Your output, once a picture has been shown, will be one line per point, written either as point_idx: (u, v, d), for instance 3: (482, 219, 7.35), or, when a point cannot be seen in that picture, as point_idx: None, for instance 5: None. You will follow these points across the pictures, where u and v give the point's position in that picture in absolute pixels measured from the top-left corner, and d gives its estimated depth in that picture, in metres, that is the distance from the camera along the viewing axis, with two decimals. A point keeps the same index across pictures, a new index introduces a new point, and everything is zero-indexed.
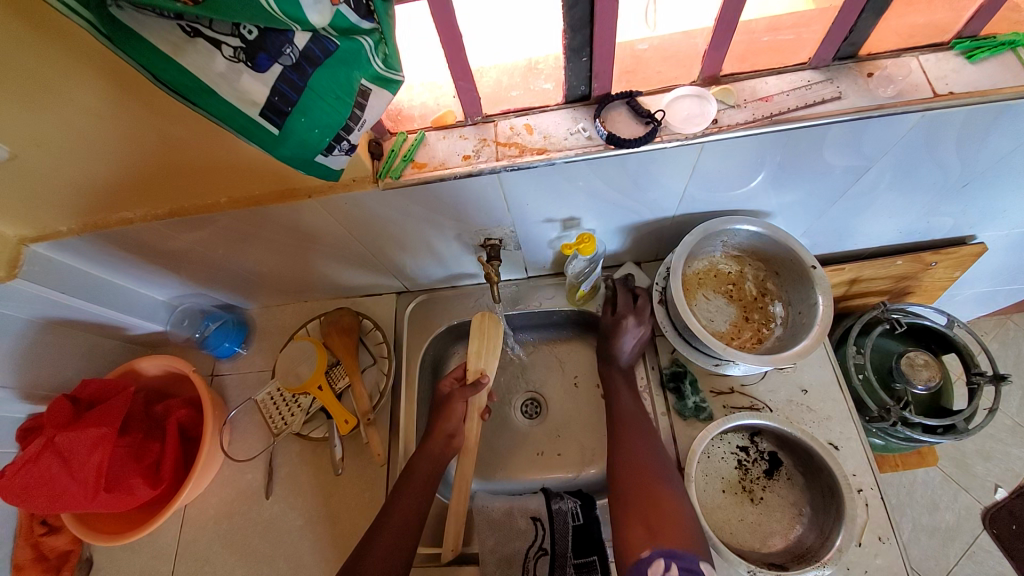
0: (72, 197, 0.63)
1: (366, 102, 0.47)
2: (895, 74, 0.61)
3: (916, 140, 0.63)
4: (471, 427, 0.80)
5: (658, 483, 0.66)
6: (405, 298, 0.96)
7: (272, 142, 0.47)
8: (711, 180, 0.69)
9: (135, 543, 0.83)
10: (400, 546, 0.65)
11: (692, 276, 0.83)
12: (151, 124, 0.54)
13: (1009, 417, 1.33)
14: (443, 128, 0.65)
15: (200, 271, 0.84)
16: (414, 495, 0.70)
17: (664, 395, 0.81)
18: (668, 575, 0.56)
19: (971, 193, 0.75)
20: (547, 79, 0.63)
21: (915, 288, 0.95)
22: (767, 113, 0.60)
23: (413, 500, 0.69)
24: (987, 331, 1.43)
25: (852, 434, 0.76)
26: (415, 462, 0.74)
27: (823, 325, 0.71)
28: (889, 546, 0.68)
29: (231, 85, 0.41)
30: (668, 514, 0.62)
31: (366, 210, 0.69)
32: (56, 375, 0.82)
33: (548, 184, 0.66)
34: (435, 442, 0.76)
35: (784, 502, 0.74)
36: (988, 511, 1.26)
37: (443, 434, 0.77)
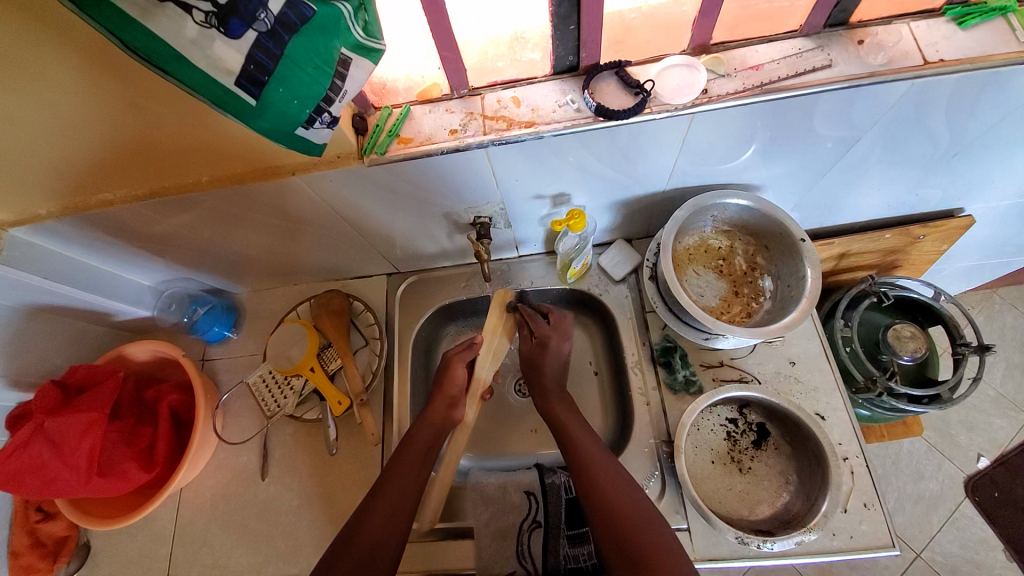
0: (48, 179, 0.61)
1: (347, 72, 0.46)
2: (886, 41, 0.60)
3: (905, 109, 0.63)
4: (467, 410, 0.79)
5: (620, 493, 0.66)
6: (397, 279, 0.95)
7: (250, 114, 0.46)
8: (701, 153, 0.69)
9: (132, 527, 0.83)
10: (395, 518, 0.65)
11: (682, 252, 0.83)
12: (126, 102, 0.52)
13: (992, 388, 1.37)
14: (429, 102, 0.64)
15: (187, 255, 0.83)
16: (410, 468, 0.70)
17: (655, 370, 0.81)
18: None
19: (960, 165, 0.75)
20: (535, 49, 0.61)
21: (902, 262, 0.96)
22: (757, 82, 0.60)
23: (410, 478, 0.69)
24: (974, 305, 1.45)
25: (840, 405, 0.77)
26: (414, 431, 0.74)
27: (810, 298, 0.72)
28: (874, 512, 0.70)
29: (203, 52, 0.40)
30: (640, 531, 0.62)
31: (351, 188, 0.68)
32: (44, 362, 0.81)
33: (535, 159, 0.65)
34: (436, 410, 0.75)
35: (772, 471, 0.76)
36: (971, 479, 1.30)
37: (444, 400, 0.76)
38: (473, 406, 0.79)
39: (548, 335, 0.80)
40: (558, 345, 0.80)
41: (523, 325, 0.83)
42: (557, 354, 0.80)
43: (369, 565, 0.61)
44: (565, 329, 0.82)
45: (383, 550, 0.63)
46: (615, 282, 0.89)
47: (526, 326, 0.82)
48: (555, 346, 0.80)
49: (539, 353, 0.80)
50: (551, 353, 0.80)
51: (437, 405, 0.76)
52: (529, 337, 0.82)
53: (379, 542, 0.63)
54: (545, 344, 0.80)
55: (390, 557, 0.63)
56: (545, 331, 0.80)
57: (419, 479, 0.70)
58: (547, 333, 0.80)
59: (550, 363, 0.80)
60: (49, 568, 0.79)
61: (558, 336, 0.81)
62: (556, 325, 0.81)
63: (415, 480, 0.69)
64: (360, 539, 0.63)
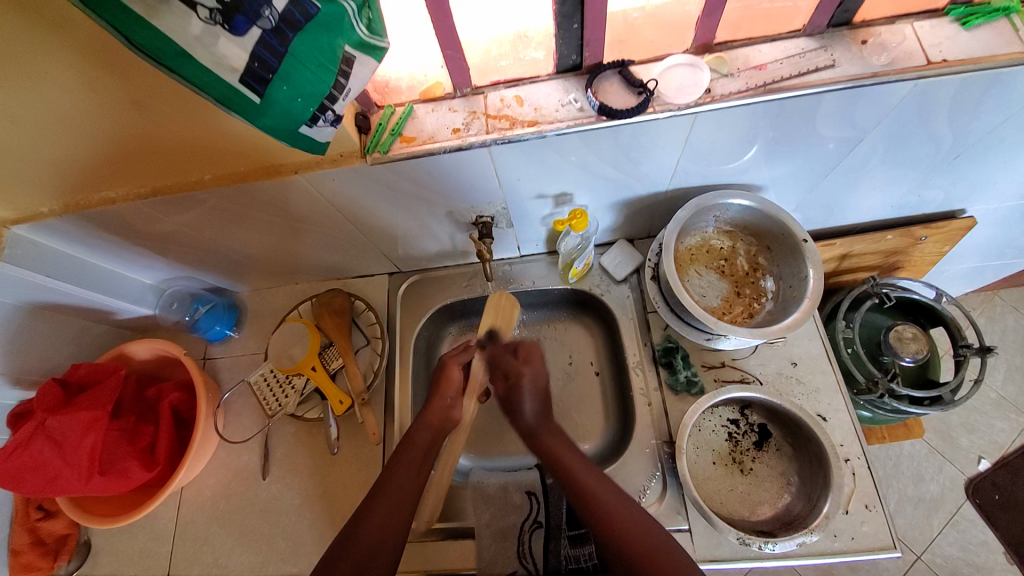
0: (50, 177, 0.61)
1: (350, 70, 0.46)
2: (890, 41, 0.60)
3: (908, 110, 0.62)
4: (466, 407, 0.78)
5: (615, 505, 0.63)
6: (398, 279, 0.95)
7: (255, 112, 0.46)
8: (704, 153, 0.69)
9: (132, 526, 0.83)
10: (394, 518, 0.65)
11: (684, 252, 0.83)
12: (129, 99, 0.52)
13: (994, 390, 1.36)
14: (432, 100, 0.64)
15: (189, 254, 0.83)
16: (410, 467, 0.69)
17: (656, 370, 0.81)
18: None
19: (962, 166, 0.75)
20: (538, 48, 0.61)
21: (904, 263, 0.96)
22: (760, 81, 0.60)
23: (408, 478, 0.68)
24: (975, 307, 1.45)
25: (841, 407, 0.77)
26: (413, 431, 0.73)
27: (812, 299, 0.72)
28: (875, 514, 0.70)
29: (207, 49, 0.40)
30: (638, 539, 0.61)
31: (352, 187, 0.68)
32: (45, 360, 0.81)
33: (538, 158, 0.65)
34: (434, 411, 0.74)
35: (773, 472, 0.76)
36: (972, 481, 1.29)
37: (442, 404, 0.74)
38: (469, 409, 0.79)
39: (521, 371, 0.73)
40: (532, 381, 0.72)
41: (495, 364, 0.76)
42: (534, 391, 0.72)
43: (369, 565, 0.61)
44: (537, 363, 0.74)
45: (382, 552, 0.62)
46: (617, 282, 0.89)
47: (498, 364, 0.75)
48: (530, 382, 0.72)
49: (515, 394, 0.72)
50: (528, 391, 0.71)
51: (436, 405, 0.75)
52: (500, 378, 0.75)
53: (378, 542, 0.62)
54: (519, 383, 0.72)
55: (390, 556, 0.63)
56: (516, 368, 0.73)
57: (419, 478, 0.69)
58: (518, 369, 0.73)
59: (526, 402, 0.71)
60: (49, 567, 0.79)
61: (529, 371, 0.73)
62: (529, 359, 0.74)
63: (414, 480, 0.69)
64: (359, 540, 0.62)
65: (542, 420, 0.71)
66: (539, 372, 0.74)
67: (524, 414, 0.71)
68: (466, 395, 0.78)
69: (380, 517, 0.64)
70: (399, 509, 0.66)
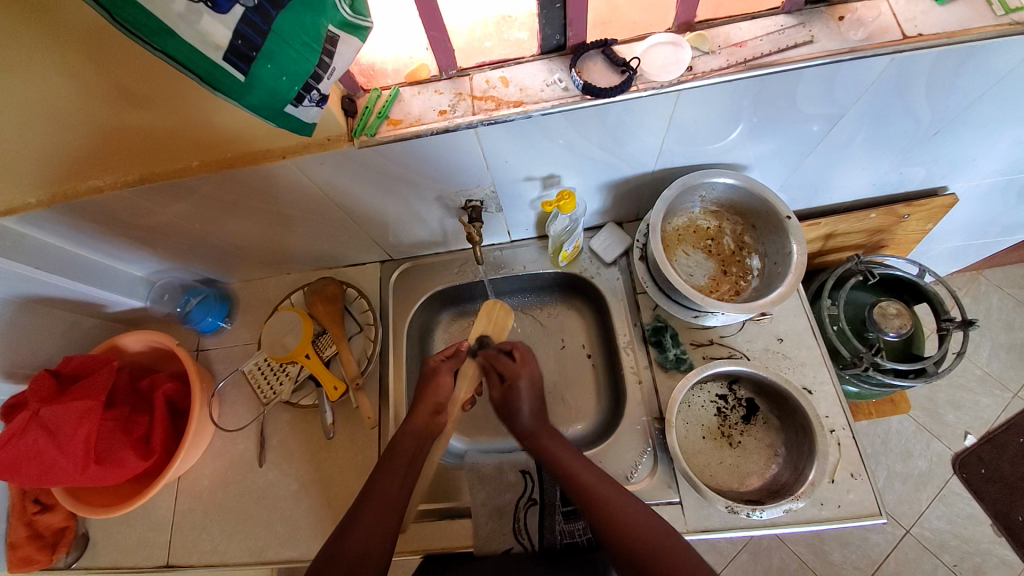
0: (37, 166, 0.61)
1: (334, 49, 0.47)
2: (865, 17, 0.61)
3: (886, 85, 0.63)
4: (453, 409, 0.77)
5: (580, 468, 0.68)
6: (390, 267, 0.96)
7: (239, 90, 0.47)
8: (688, 132, 0.69)
9: (131, 516, 0.84)
10: (385, 518, 0.64)
11: (671, 232, 0.85)
12: (109, 81, 0.51)
13: (978, 367, 1.39)
14: (418, 83, 0.65)
15: (179, 245, 0.83)
16: (393, 478, 0.68)
17: (646, 350, 0.83)
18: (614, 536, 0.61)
19: (939, 143, 0.76)
20: (522, 28, 0.62)
21: (888, 241, 0.98)
22: (741, 58, 0.60)
23: (393, 485, 0.67)
24: (960, 287, 1.47)
25: (826, 379, 0.79)
26: (397, 440, 0.72)
27: (796, 273, 0.74)
28: (861, 482, 0.72)
29: (191, 26, 0.40)
30: (606, 497, 0.64)
31: (339, 171, 0.68)
32: (36, 353, 0.81)
33: (526, 139, 0.66)
34: (419, 417, 0.74)
35: (761, 445, 0.77)
36: (958, 456, 1.32)
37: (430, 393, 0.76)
38: (456, 416, 0.77)
39: (517, 372, 0.75)
40: (528, 382, 0.75)
41: (489, 368, 0.78)
42: (530, 390, 0.75)
43: (360, 566, 0.60)
44: (530, 364, 0.77)
45: (374, 548, 0.61)
46: (606, 264, 0.90)
47: (493, 368, 0.78)
48: (526, 383, 0.75)
49: (511, 393, 0.74)
50: (524, 391, 0.75)
51: (420, 411, 0.74)
52: (496, 382, 0.77)
53: (369, 540, 0.62)
54: (515, 385, 0.74)
55: (381, 557, 0.61)
56: (513, 371, 0.75)
57: (405, 486, 0.68)
58: (514, 372, 0.75)
59: (523, 404, 0.73)
60: (49, 559, 0.79)
61: (525, 374, 0.76)
62: (523, 361, 0.77)
63: (398, 491, 0.67)
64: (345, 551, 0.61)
65: (535, 416, 0.74)
66: (534, 373, 0.77)
67: (520, 418, 0.73)
68: (451, 403, 0.77)
69: (372, 515, 0.64)
70: (391, 497, 0.66)
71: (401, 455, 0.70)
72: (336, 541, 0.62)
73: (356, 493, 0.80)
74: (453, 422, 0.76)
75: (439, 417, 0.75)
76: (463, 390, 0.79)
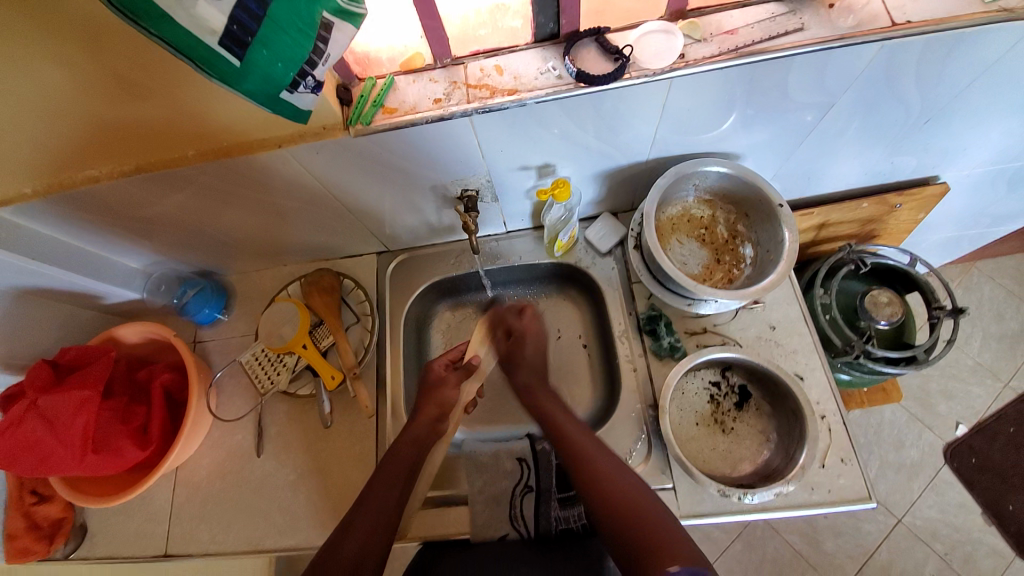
0: (31, 156, 0.61)
1: (328, 36, 0.47)
2: (855, 4, 0.62)
3: (877, 72, 0.64)
4: (454, 415, 0.79)
5: (575, 439, 0.68)
6: (387, 258, 0.96)
7: (234, 76, 0.47)
8: (682, 120, 0.70)
9: (129, 507, 0.84)
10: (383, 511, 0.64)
11: (665, 222, 0.85)
12: (102, 67, 0.51)
13: (970, 357, 1.41)
14: (412, 72, 0.65)
15: (175, 237, 0.83)
16: (391, 484, 0.68)
17: (641, 339, 0.84)
18: (594, 502, 0.63)
19: (931, 131, 0.77)
20: (516, 17, 0.63)
21: (880, 231, 0.99)
22: (732, 46, 0.61)
23: (390, 499, 0.66)
24: (953, 278, 1.49)
25: (818, 365, 0.80)
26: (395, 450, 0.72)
27: (787, 260, 0.75)
28: (851, 466, 0.73)
29: (186, 11, 0.40)
30: (596, 468, 0.65)
31: (334, 161, 0.68)
32: (33, 346, 0.82)
33: (521, 128, 0.66)
34: (420, 426, 0.74)
35: (753, 430, 0.79)
36: (950, 446, 1.34)
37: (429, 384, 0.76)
38: (456, 420, 0.79)
39: (525, 329, 0.78)
40: (535, 339, 0.78)
41: (497, 324, 0.80)
42: (535, 347, 0.78)
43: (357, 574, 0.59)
44: (538, 324, 0.79)
45: (373, 542, 0.62)
46: (602, 254, 0.90)
47: (501, 325, 0.79)
48: (532, 341, 0.78)
49: (517, 348, 0.77)
50: (529, 347, 0.77)
51: (421, 421, 0.74)
52: (502, 338, 0.79)
53: (368, 540, 0.61)
54: (521, 339, 0.77)
55: (380, 552, 0.62)
56: (520, 327, 0.78)
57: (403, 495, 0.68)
58: (522, 328, 0.78)
59: (526, 357, 0.76)
60: (46, 549, 0.79)
61: (534, 332, 0.78)
62: (531, 320, 0.79)
63: (396, 502, 0.66)
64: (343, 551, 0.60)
65: (539, 373, 0.77)
66: (542, 333, 0.79)
67: (522, 371, 0.76)
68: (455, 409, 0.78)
69: (368, 521, 0.63)
70: (389, 508, 0.65)
71: (400, 462, 0.70)
72: (331, 548, 0.61)
73: (353, 483, 0.81)
74: (453, 425, 0.78)
75: (440, 425, 0.75)
76: (468, 394, 0.81)
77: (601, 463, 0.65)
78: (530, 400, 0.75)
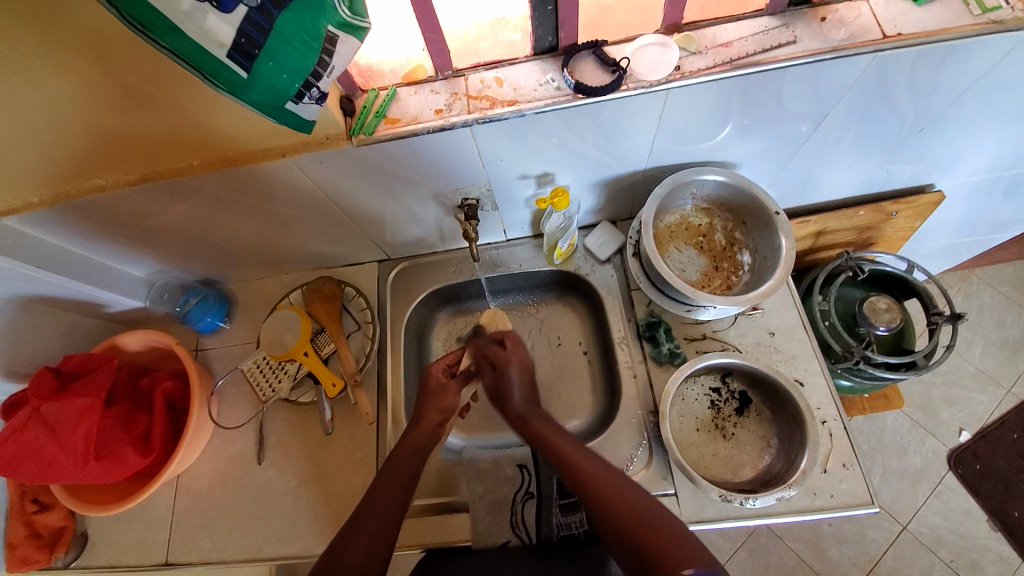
0: (40, 166, 0.62)
1: (334, 49, 0.49)
2: (847, 17, 0.63)
3: (870, 83, 0.65)
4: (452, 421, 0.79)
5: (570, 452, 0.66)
6: (388, 266, 0.97)
7: (241, 86, 0.48)
8: (679, 130, 0.71)
9: (130, 515, 0.84)
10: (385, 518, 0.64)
11: (664, 229, 0.86)
12: (112, 80, 0.53)
13: (972, 364, 1.41)
14: (414, 83, 0.66)
15: (180, 245, 0.84)
16: (394, 488, 0.67)
17: (640, 345, 0.84)
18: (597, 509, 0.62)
19: (925, 140, 0.78)
20: (515, 30, 0.64)
21: (877, 238, 1.00)
22: (727, 58, 0.62)
23: (392, 499, 0.66)
24: (952, 284, 1.49)
25: (817, 371, 0.80)
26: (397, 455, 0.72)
27: (784, 266, 0.76)
28: (852, 471, 0.73)
29: (196, 25, 0.42)
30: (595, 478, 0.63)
31: (338, 171, 0.69)
32: (37, 353, 0.82)
33: (520, 137, 0.68)
34: (420, 432, 0.74)
35: (754, 436, 0.79)
36: (953, 452, 1.34)
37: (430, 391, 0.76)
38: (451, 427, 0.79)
39: (510, 358, 0.74)
40: (522, 365, 0.74)
41: (481, 357, 0.76)
42: (523, 375, 0.74)
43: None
44: (522, 352, 0.75)
45: (375, 553, 0.61)
46: (601, 262, 0.91)
47: (484, 357, 0.76)
48: (518, 368, 0.73)
49: (504, 381, 0.73)
50: (517, 376, 0.73)
51: (422, 426, 0.74)
52: (487, 370, 0.75)
53: (370, 550, 0.61)
54: (505, 371, 0.73)
55: (382, 559, 0.61)
56: (504, 357, 0.74)
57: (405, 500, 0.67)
58: (505, 359, 0.74)
59: (514, 388, 0.73)
60: (47, 558, 0.80)
61: (518, 359, 0.74)
62: (514, 347, 0.75)
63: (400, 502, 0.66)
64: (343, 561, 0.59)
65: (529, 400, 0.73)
66: (527, 359, 0.75)
67: (512, 401, 0.72)
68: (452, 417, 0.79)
69: (371, 527, 0.63)
70: (389, 509, 0.65)
71: (401, 468, 0.69)
72: (335, 552, 0.61)
73: (355, 489, 0.81)
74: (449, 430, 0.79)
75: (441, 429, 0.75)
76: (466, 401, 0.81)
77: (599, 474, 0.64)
78: (521, 424, 0.72)
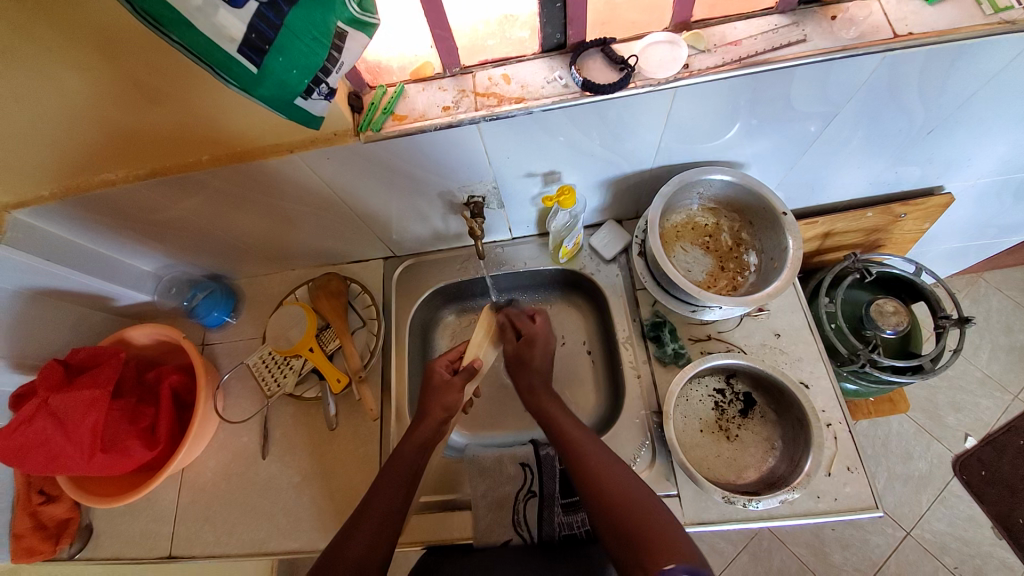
0: (51, 159, 0.63)
1: (343, 45, 0.49)
2: (857, 16, 0.63)
3: (879, 83, 0.65)
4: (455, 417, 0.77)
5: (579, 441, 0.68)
6: (393, 263, 0.98)
7: (251, 82, 0.48)
8: (686, 129, 0.71)
9: (135, 508, 0.84)
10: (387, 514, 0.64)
11: (670, 229, 0.86)
12: (123, 74, 0.53)
13: (979, 369, 1.40)
14: (422, 80, 0.66)
15: (187, 240, 0.85)
16: (395, 489, 0.67)
17: (645, 345, 0.84)
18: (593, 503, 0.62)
19: (935, 141, 0.78)
20: (524, 27, 0.64)
21: (885, 240, 1.00)
22: (735, 57, 0.62)
23: (394, 499, 0.66)
24: (960, 289, 1.48)
25: (823, 373, 0.80)
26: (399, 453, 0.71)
27: (791, 267, 0.75)
28: (857, 475, 0.72)
29: (208, 20, 0.42)
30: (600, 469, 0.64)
31: (344, 168, 0.70)
32: (45, 345, 0.83)
33: (527, 135, 0.67)
34: (420, 433, 0.73)
35: (758, 438, 0.78)
36: (959, 458, 1.33)
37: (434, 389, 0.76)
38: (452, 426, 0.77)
39: (535, 331, 0.79)
40: (544, 342, 0.79)
41: (507, 326, 0.81)
42: (544, 348, 0.79)
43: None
44: (548, 328, 0.81)
45: (376, 550, 0.62)
46: (606, 261, 0.91)
47: (511, 325, 0.81)
48: (542, 344, 0.79)
49: (527, 349, 0.78)
50: (539, 347, 0.78)
51: (422, 428, 0.73)
52: (512, 337, 0.80)
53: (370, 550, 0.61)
54: (531, 341, 0.78)
55: (382, 557, 0.62)
56: (531, 329, 0.79)
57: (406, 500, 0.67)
58: (532, 331, 0.79)
59: (536, 359, 0.77)
60: (52, 549, 0.80)
61: (544, 334, 0.80)
62: (541, 324, 0.80)
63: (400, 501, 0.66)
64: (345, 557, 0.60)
65: (545, 376, 0.78)
66: (551, 338, 0.80)
67: (530, 375, 0.77)
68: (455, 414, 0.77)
69: (372, 525, 0.63)
70: (391, 506, 0.66)
71: (401, 467, 0.69)
72: (336, 548, 0.62)
73: (357, 485, 0.81)
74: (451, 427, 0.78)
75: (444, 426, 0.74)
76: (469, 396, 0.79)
77: (603, 465, 0.65)
78: (535, 402, 0.75)
